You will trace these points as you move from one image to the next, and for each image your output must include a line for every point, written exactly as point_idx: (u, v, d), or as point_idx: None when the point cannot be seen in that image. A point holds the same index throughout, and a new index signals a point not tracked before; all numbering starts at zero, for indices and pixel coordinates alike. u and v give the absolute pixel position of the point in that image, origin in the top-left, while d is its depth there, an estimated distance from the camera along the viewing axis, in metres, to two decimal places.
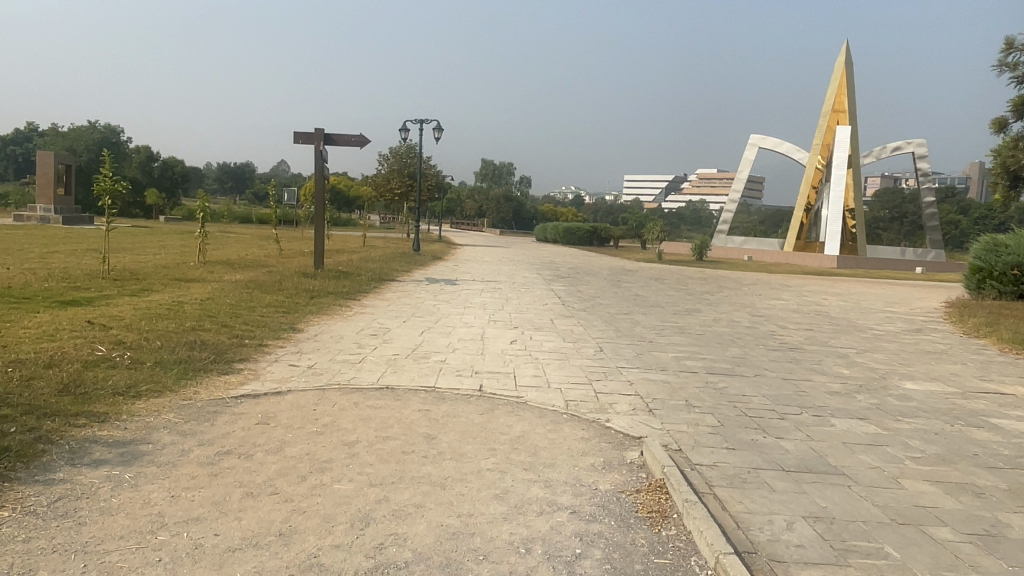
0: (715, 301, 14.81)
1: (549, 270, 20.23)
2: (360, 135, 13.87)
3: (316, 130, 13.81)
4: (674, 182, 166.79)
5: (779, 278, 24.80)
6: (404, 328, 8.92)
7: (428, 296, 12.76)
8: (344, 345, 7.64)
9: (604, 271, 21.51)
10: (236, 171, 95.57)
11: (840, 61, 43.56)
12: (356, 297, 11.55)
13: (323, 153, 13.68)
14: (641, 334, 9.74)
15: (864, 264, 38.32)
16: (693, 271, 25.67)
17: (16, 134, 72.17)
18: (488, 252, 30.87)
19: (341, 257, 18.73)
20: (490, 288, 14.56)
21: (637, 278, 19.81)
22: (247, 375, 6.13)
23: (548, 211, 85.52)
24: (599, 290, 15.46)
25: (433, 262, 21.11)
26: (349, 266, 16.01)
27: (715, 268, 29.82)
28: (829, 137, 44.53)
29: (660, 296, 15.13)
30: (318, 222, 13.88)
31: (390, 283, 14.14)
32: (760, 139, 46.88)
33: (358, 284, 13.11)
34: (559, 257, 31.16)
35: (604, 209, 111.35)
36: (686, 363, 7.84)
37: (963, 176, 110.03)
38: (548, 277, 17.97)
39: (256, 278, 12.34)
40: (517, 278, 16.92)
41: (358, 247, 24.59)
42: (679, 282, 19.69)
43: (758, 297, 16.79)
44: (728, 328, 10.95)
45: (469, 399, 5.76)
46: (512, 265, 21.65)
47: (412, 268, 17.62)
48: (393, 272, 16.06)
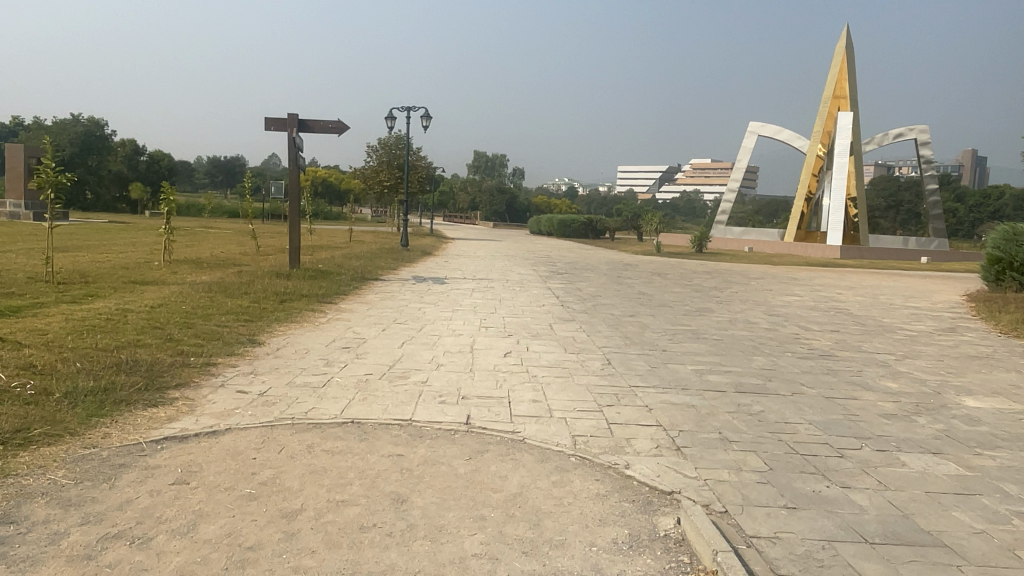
0: (725, 299, 13.69)
1: (545, 266, 19.09)
2: (338, 120, 12.76)
3: (290, 115, 12.64)
4: (668, 173, 165.83)
5: (785, 271, 23.74)
6: (382, 339, 7.77)
7: (414, 297, 11.61)
8: (308, 362, 6.49)
9: (603, 266, 20.38)
10: (225, 165, 94.19)
11: (840, 45, 42.38)
12: (332, 301, 10.41)
13: (298, 139, 12.53)
14: (652, 341, 8.61)
15: (868, 254, 37.28)
16: (695, 264, 24.58)
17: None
18: (481, 247, 29.67)
19: (323, 254, 17.59)
20: (482, 287, 13.43)
21: (638, 274, 18.66)
22: (181, 409, 4.98)
23: (542, 202, 84.32)
24: (600, 287, 14.33)
25: (422, 257, 19.94)
26: (330, 264, 14.84)
27: (717, 261, 28.73)
28: (830, 125, 43.38)
29: (665, 294, 14.00)
30: (293, 216, 12.69)
31: (373, 282, 12.99)
32: (759, 126, 45.76)
33: (336, 284, 11.94)
34: (556, 250, 30.00)
35: (598, 200, 110.37)
36: (710, 379, 6.71)
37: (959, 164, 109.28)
38: (544, 273, 16.85)
39: (222, 280, 11.16)
40: (512, 275, 15.80)
41: (344, 243, 23.40)
42: (682, 277, 18.56)
43: (769, 293, 15.66)
44: (746, 331, 9.83)
45: (452, 437, 4.62)
46: (506, 261, 20.55)
47: (399, 265, 16.48)
48: (376, 270, 14.91)
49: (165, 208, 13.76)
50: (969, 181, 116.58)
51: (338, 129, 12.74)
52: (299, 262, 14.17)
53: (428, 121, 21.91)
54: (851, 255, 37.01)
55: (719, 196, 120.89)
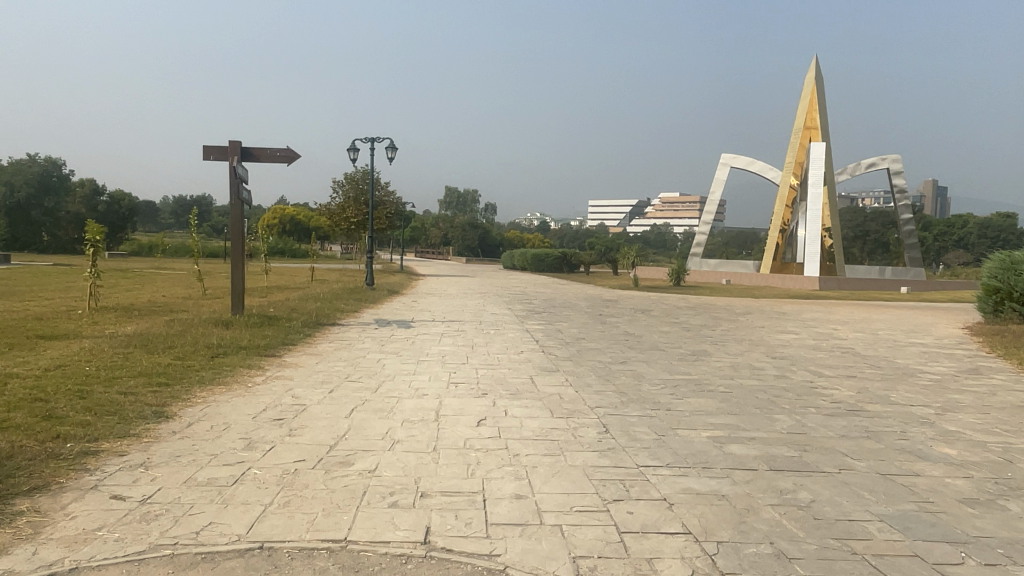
0: (719, 339, 12.46)
1: (519, 304, 17.76)
2: (288, 148, 11.45)
3: (232, 143, 11.30)
4: (638, 207, 167.05)
5: (770, 305, 22.71)
6: (327, 405, 6.35)
7: (373, 345, 10.19)
8: (223, 446, 5.03)
9: (583, 303, 19.10)
10: (191, 204, 92.21)
11: (809, 77, 42.29)
12: (276, 354, 8.96)
13: (242, 167, 11.16)
14: (651, 396, 7.28)
15: (848, 284, 36.59)
16: (676, 299, 23.49)
17: None
18: (453, 283, 28.33)
19: (278, 297, 16.08)
20: (452, 330, 12.06)
21: (621, 311, 17.40)
22: (17, 537, 3.51)
23: (514, 237, 83.49)
24: (582, 329, 13.02)
25: (388, 297, 18.53)
26: (282, 307, 13.37)
27: (698, 295, 27.69)
28: (802, 155, 43.04)
29: (654, 334, 12.73)
30: (236, 256, 11.25)
31: (329, 328, 11.54)
32: (731, 158, 45.36)
33: (285, 332, 10.48)
34: (531, 287, 28.76)
35: (570, 235, 110.13)
36: (734, 451, 5.37)
37: (921, 194, 111.31)
38: (520, 313, 15.53)
39: (148, 331, 9.63)
40: (485, 316, 14.44)
41: (305, 283, 21.89)
42: (667, 314, 17.34)
43: (763, 330, 14.48)
44: (756, 380, 8.55)
45: (402, 571, 3.22)
46: (478, 299, 19.25)
47: (361, 307, 15.07)
48: (334, 313, 13.46)
49: (93, 248, 12.23)
50: (933, 210, 118.52)
51: (288, 158, 11.41)
52: (246, 306, 12.68)
53: (393, 153, 20.67)
54: (830, 286, 36.29)
55: (690, 228, 121.26)
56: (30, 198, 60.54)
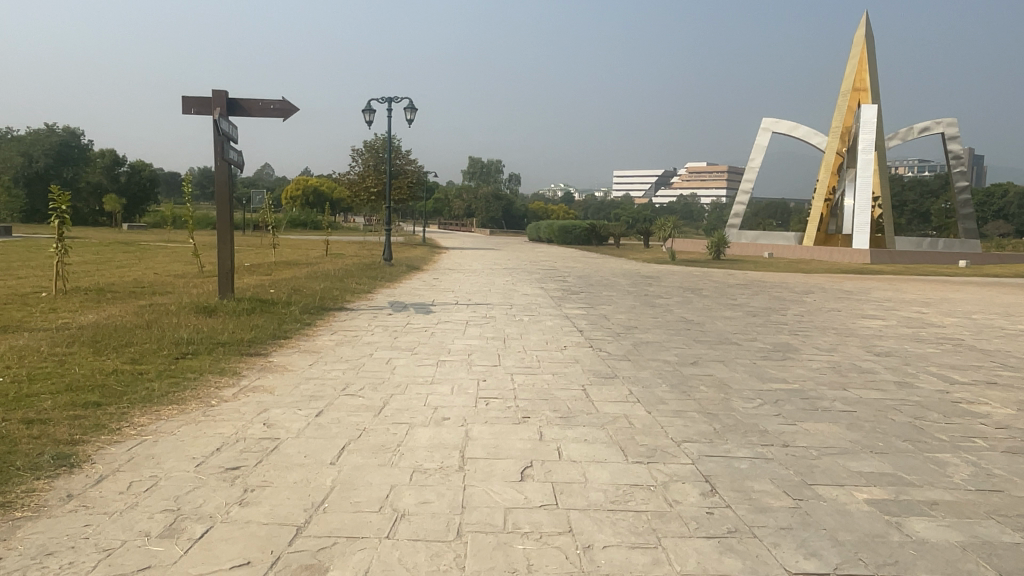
0: (796, 328, 10.46)
1: (553, 283, 15.82)
2: (284, 99, 9.59)
3: (216, 93, 9.39)
4: (664, 178, 163.60)
5: (826, 282, 20.61)
6: (308, 441, 4.50)
7: (385, 338, 8.37)
8: (129, 533, 3.19)
9: (623, 281, 17.11)
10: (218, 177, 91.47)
11: (859, 34, 39.41)
12: (260, 352, 7.16)
13: (227, 118, 9.22)
14: (752, 422, 5.36)
15: (901, 257, 34.04)
16: (721, 275, 21.50)
17: None
18: (477, 257, 26.45)
19: (283, 275, 14.31)
20: (481, 317, 10.20)
21: (667, 290, 15.42)
22: None
23: (538, 208, 81.12)
24: (631, 314, 11.10)
25: (407, 274, 16.73)
26: (283, 289, 11.56)
27: (742, 270, 25.54)
28: (849, 120, 40.30)
29: (717, 321, 10.77)
30: (220, 227, 9.41)
31: (334, 315, 9.75)
32: (772, 123, 42.70)
33: (277, 321, 8.67)
34: (561, 261, 26.79)
35: (595, 206, 107.74)
36: (924, 536, 3.45)
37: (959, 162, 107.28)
38: (556, 293, 13.64)
39: (109, 322, 7.83)
40: (517, 298, 12.57)
41: (318, 257, 20.16)
42: (720, 294, 15.37)
43: (839, 315, 12.44)
44: (876, 391, 6.59)
45: None
46: (506, 276, 17.39)
47: (375, 287, 13.26)
48: (344, 296, 11.67)
49: (58, 219, 10.46)
50: (973, 179, 114.15)
51: (284, 111, 9.56)
52: (239, 287, 10.90)
53: (412, 113, 18.71)
54: (882, 259, 33.84)
55: (720, 198, 117.80)
56: (49, 168, 59.39)
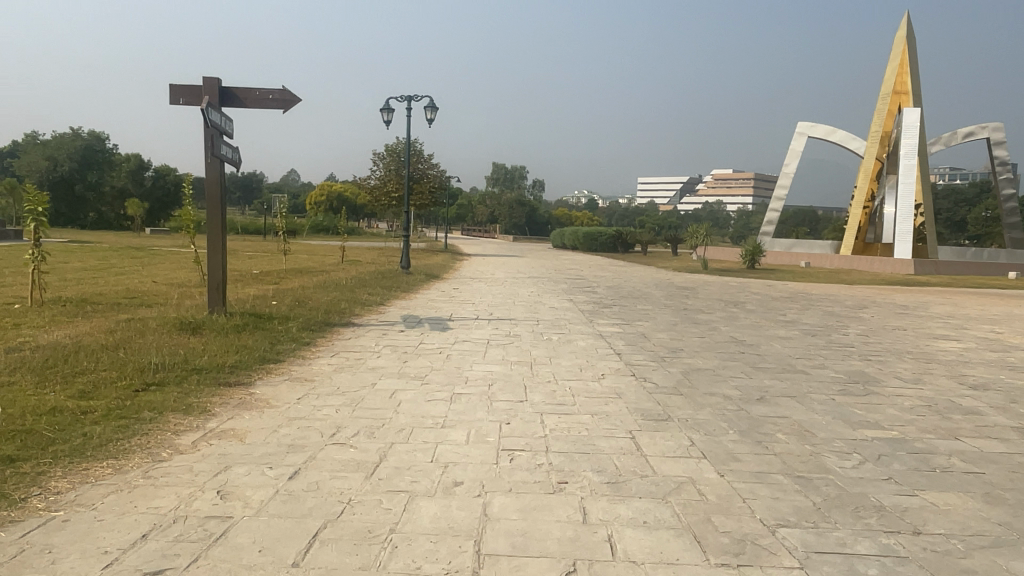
0: (864, 352, 9.12)
1: (582, 295, 14.57)
2: (284, 88, 8.48)
3: (207, 80, 8.28)
4: (688, 185, 161.54)
5: (875, 295, 19.14)
6: (270, 525, 3.31)
7: (392, 361, 7.19)
8: None
9: (657, 293, 15.83)
10: (244, 182, 91.70)
11: (899, 36, 37.84)
12: (242, 382, 6.01)
13: (218, 108, 8.10)
14: (859, 493, 4.08)
15: (947, 267, 32.32)
16: (761, 287, 20.12)
17: (9, 147, 67.62)
18: (499, 265, 25.31)
19: (289, 284, 13.18)
20: (503, 336, 8.99)
21: (707, 304, 14.11)
22: None
23: (562, 214, 79.93)
24: (673, 333, 9.84)
25: (424, 284, 15.57)
26: (285, 301, 10.45)
27: (781, 280, 24.09)
28: (890, 124, 38.60)
29: (772, 343, 9.47)
30: (210, 232, 8.29)
31: (338, 333, 8.62)
32: (808, 127, 41.12)
33: (269, 340, 7.52)
34: (588, 270, 25.56)
35: (619, 213, 106.14)
36: None
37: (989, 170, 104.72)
38: (586, 307, 12.40)
39: (72, 342, 6.74)
40: (543, 313, 11.35)
41: (332, 265, 19.05)
42: (766, 308, 14.03)
43: (907, 335, 11.07)
44: (997, 443, 5.27)
45: None
46: (531, 287, 16.19)
47: (388, 299, 12.12)
48: (353, 309, 10.53)
49: (35, 223, 9.46)
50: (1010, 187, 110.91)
51: (284, 102, 8.45)
52: (235, 299, 9.79)
53: (432, 113, 17.58)
54: (926, 270, 32.14)
55: (748, 206, 115.60)
56: (73, 173, 59.37)
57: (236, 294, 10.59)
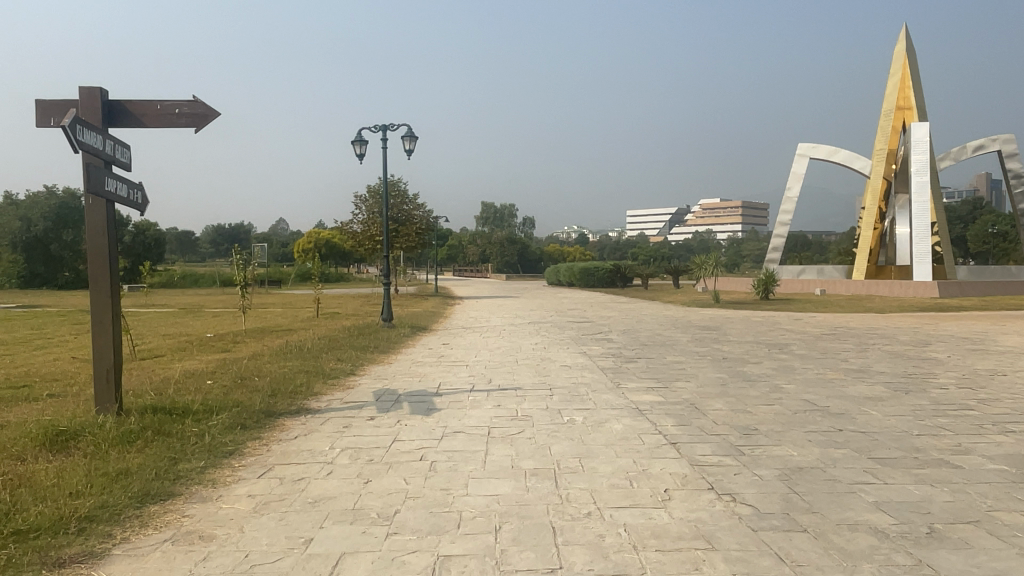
0: (996, 419, 6.76)
1: (596, 345, 12.18)
2: (195, 98, 6.26)
3: (83, 92, 5.98)
4: (678, 215, 160.47)
5: (924, 326, 16.80)
6: None
7: (349, 482, 4.80)
8: None
9: (683, 338, 13.49)
10: (232, 233, 90.13)
11: (899, 50, 36.36)
12: (85, 560, 3.61)
13: (94, 128, 5.78)
14: None
15: (972, 288, 30.23)
16: (792, 322, 17.81)
17: None
18: (495, 309, 22.99)
19: (240, 353, 10.75)
20: (509, 420, 6.61)
21: (747, 349, 11.77)
22: None
23: (555, 250, 78.13)
24: (731, 400, 7.47)
25: (409, 340, 13.17)
26: (223, 383, 8.02)
27: (806, 312, 21.87)
28: (895, 141, 36.84)
29: (866, 411, 7.10)
30: (94, 303, 5.93)
31: (282, 430, 6.23)
32: (808, 148, 39.39)
33: (166, 458, 5.13)
34: (592, 309, 23.27)
35: (611, 246, 104.37)
36: None
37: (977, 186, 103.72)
38: (606, 364, 10.05)
39: None
40: (555, 376, 8.99)
41: (304, 320, 16.63)
42: (818, 352, 11.69)
43: (1017, 384, 8.72)
44: None
45: None
46: (534, 336, 13.84)
47: (362, 367, 9.73)
48: (312, 386, 8.13)
49: None
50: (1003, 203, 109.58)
51: (196, 116, 6.22)
52: (152, 389, 7.37)
53: (411, 142, 15.39)
54: (951, 292, 29.98)
55: (742, 233, 114.13)
56: (48, 232, 56.73)
57: (159, 379, 8.16)
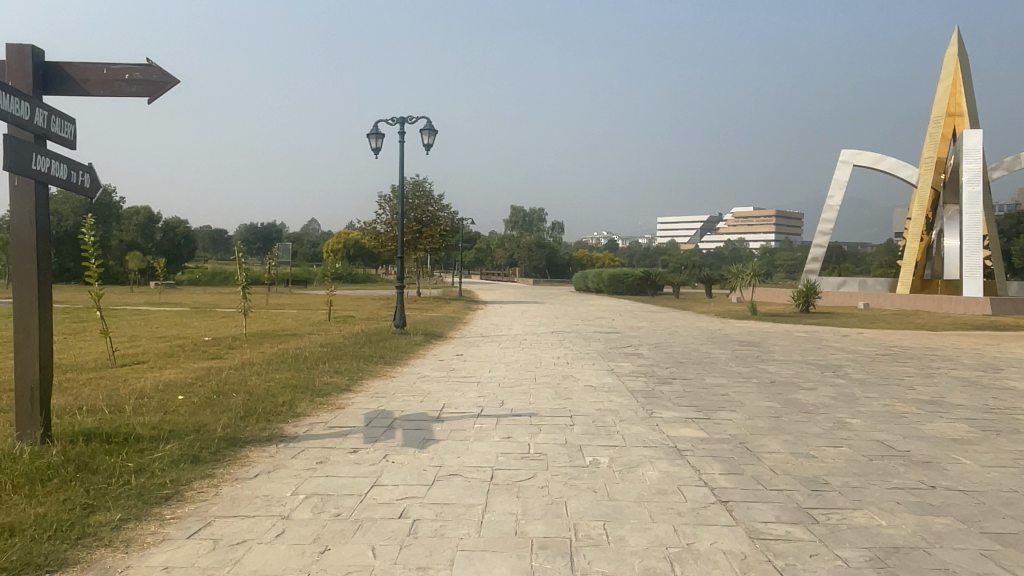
0: None
1: (625, 361, 10.94)
2: (150, 62, 5.22)
3: (14, 51, 4.93)
4: (710, 223, 157.97)
5: (987, 347, 15.31)
6: None
7: (300, 552, 3.65)
8: None
9: (722, 355, 12.21)
10: (263, 231, 90.19)
11: (950, 53, 34.52)
12: None
13: (22, 95, 4.73)
14: None
15: None
16: (839, 339, 16.41)
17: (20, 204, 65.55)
18: (519, 317, 21.83)
19: (229, 362, 9.67)
20: (518, 458, 5.43)
21: (796, 371, 10.46)
22: None
23: (584, 256, 76.82)
24: (788, 440, 6.22)
25: (421, 350, 12.04)
26: (193, 400, 6.94)
27: (853, 327, 20.37)
28: (944, 149, 35.03)
29: (957, 459, 5.81)
30: (17, 307, 4.89)
31: (241, 465, 5.11)
32: (852, 156, 37.68)
33: (77, 507, 4.05)
34: (622, 319, 21.96)
35: (642, 252, 102.66)
36: None
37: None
38: (636, 385, 8.82)
39: None
40: (578, 400, 7.79)
41: (313, 325, 15.58)
42: (877, 376, 10.35)
43: None
44: None
45: None
46: (557, 349, 12.63)
47: (361, 381, 8.62)
48: (295, 405, 7.02)
49: None
50: None
51: (149, 83, 5.17)
52: (104, 406, 6.31)
53: (430, 136, 14.32)
54: (1006, 309, 28.12)
55: (775, 243, 111.63)
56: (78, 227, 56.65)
57: (121, 393, 7.10)
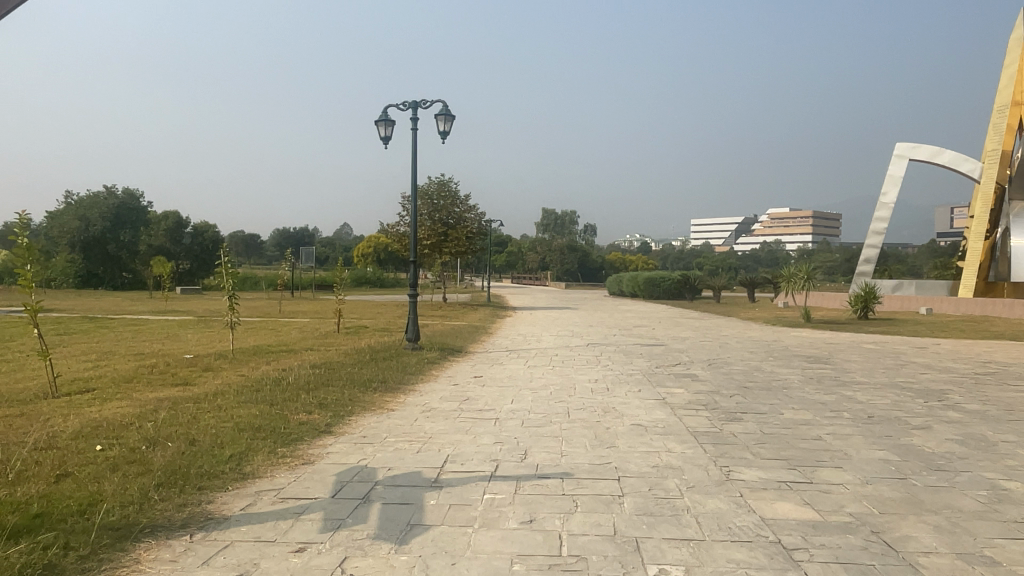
0: None
1: (677, 387, 8.97)
2: None
3: None
4: (745, 225, 154.26)
5: None
6: None
7: None
8: None
9: (793, 376, 10.17)
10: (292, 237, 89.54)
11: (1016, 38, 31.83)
12: None
13: None
14: None
15: None
16: (921, 353, 14.20)
17: None
18: (548, 326, 19.87)
19: (189, 390, 7.87)
20: (544, 566, 3.54)
21: (894, 401, 8.39)
22: None
23: (617, 259, 74.68)
24: (939, 527, 4.23)
25: (432, 370, 10.18)
26: (105, 456, 5.14)
27: (925, 337, 18.11)
28: (1010, 141, 32.29)
29: None
30: None
31: None
32: (907, 149, 35.08)
33: None
34: (662, 327, 19.93)
35: (675, 255, 99.85)
36: None
37: None
38: (698, 423, 6.86)
39: None
40: (626, 449, 5.86)
41: (316, 337, 13.84)
42: (998, 407, 8.25)
43: None
44: None
45: None
46: (593, 368, 10.71)
47: (347, 419, 6.79)
48: (243, 462, 5.20)
49: None
50: None
51: None
52: None
53: (446, 124, 12.50)
54: None
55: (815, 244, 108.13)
56: (106, 232, 55.86)
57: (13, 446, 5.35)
